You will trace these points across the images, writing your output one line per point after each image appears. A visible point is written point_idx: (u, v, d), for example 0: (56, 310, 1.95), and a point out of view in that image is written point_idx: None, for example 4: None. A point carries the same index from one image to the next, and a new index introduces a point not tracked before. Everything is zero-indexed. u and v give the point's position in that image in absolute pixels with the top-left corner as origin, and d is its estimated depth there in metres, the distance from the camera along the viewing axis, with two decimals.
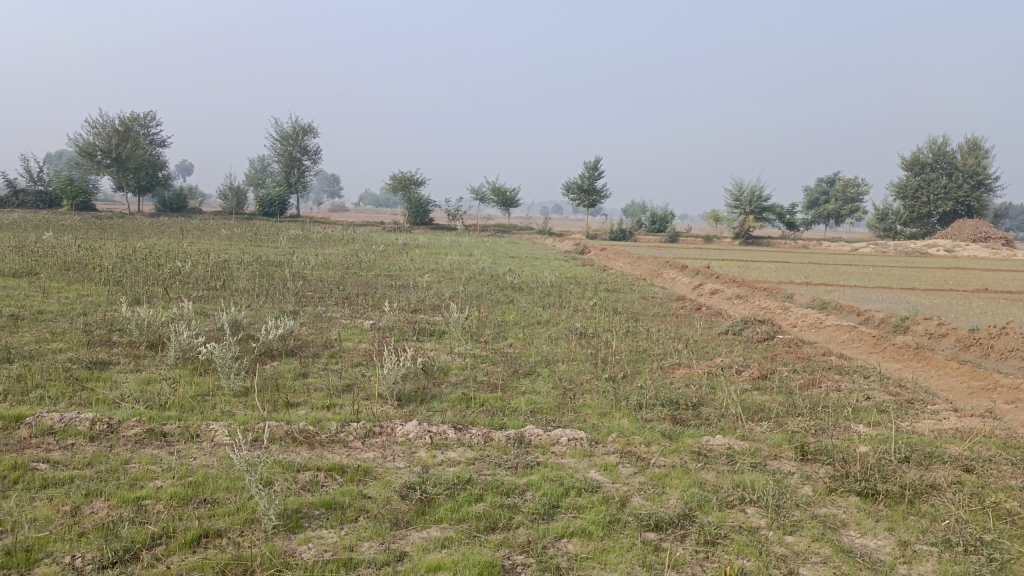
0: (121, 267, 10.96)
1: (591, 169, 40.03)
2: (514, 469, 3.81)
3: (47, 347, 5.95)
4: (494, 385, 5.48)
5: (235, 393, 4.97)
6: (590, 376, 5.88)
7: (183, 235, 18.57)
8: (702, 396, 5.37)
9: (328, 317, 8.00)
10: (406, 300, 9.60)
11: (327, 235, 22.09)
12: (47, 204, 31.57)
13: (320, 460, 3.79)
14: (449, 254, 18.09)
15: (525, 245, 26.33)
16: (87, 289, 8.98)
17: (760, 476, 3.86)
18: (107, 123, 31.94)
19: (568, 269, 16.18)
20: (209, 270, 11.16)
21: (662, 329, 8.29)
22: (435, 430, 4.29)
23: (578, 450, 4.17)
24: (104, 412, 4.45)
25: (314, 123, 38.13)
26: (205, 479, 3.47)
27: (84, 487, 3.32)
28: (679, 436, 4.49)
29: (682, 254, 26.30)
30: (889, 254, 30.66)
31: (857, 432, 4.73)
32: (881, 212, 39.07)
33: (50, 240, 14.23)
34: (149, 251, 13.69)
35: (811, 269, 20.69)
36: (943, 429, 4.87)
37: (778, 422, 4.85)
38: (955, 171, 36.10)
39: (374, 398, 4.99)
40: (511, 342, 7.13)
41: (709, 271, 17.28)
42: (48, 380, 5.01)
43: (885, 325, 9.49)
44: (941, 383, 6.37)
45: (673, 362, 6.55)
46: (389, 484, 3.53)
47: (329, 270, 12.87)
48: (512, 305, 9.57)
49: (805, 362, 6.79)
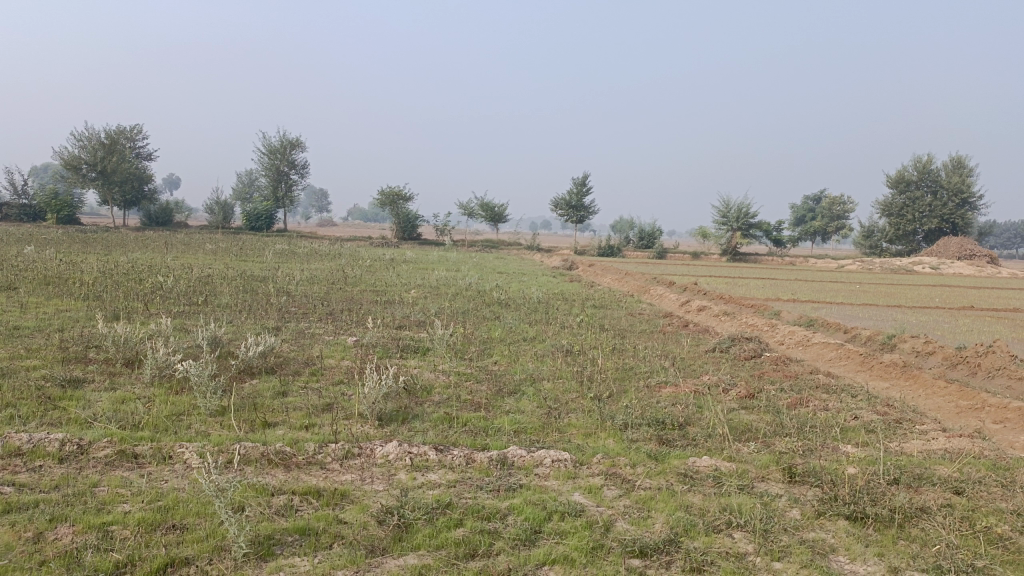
0: (102, 281, 10.80)
1: (579, 185, 40.11)
2: (496, 492, 3.71)
3: (20, 364, 5.80)
4: (478, 404, 5.38)
5: (212, 412, 4.84)
6: (576, 395, 5.79)
7: (166, 250, 18.38)
8: (689, 416, 5.30)
9: (310, 334, 7.88)
10: (391, 317, 9.50)
11: (314, 250, 21.95)
12: (31, 218, 31.23)
13: (296, 483, 3.67)
14: (436, 270, 18.01)
15: (512, 261, 26.30)
16: (66, 304, 8.83)
17: (747, 499, 3.78)
18: (92, 136, 31.70)
19: (556, 286, 16.12)
20: (191, 285, 11.01)
21: (649, 347, 8.23)
22: (415, 451, 4.19)
23: (562, 472, 4.08)
24: (75, 432, 4.32)
25: (302, 138, 38.02)
26: (176, 503, 3.35)
27: (48, 511, 3.20)
28: (665, 457, 4.40)
29: (671, 270, 26.29)
30: (876, 271, 30.84)
31: (846, 453, 4.65)
32: (867, 230, 39.28)
33: (32, 254, 14.03)
34: (132, 265, 13.51)
35: (798, 286, 20.70)
36: (932, 449, 4.81)
37: (766, 442, 4.78)
38: (939, 189, 36.42)
39: (354, 418, 4.88)
40: (496, 360, 7.04)
41: (697, 288, 17.25)
42: (19, 399, 4.87)
43: (872, 342, 9.47)
44: (929, 402, 6.33)
45: (659, 380, 6.48)
46: (367, 508, 3.42)
47: (314, 285, 12.75)
48: (498, 322, 9.48)
49: (792, 381, 6.73)
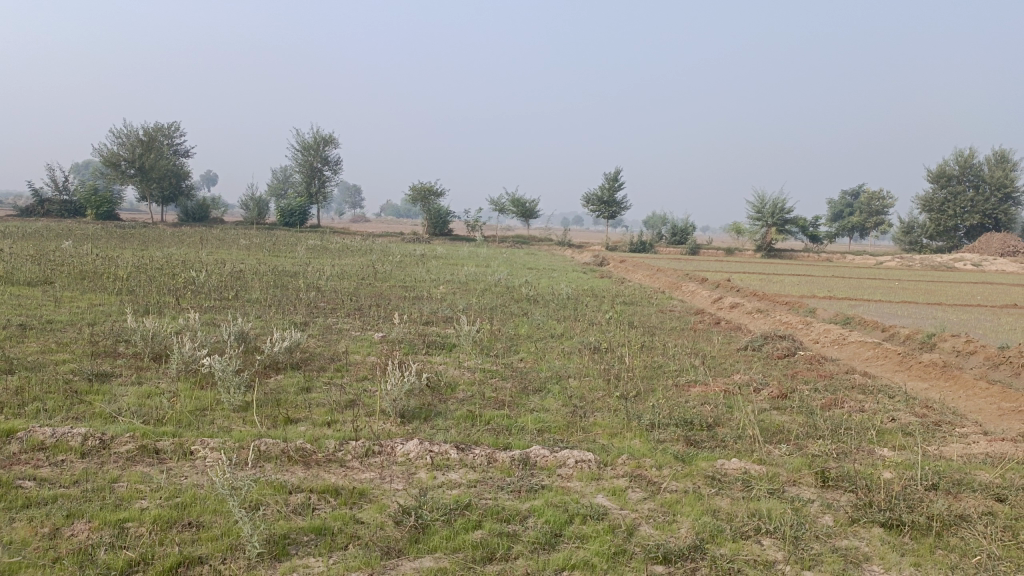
0: (136, 276, 10.94)
1: (611, 181, 39.79)
2: (517, 493, 3.63)
3: (51, 357, 5.86)
4: (502, 401, 5.30)
5: (235, 408, 4.84)
6: (602, 393, 5.68)
7: (201, 245, 18.60)
8: (718, 416, 5.16)
9: (338, 329, 7.87)
10: (418, 313, 9.46)
11: (346, 246, 22.08)
12: (72, 213, 31.83)
13: (314, 481, 3.63)
14: (465, 266, 17.97)
15: (543, 257, 26.20)
16: (99, 299, 8.95)
17: (777, 505, 3.64)
18: (131, 133, 32.24)
19: (586, 282, 15.98)
20: (223, 280, 11.10)
21: (679, 344, 8.07)
22: (436, 450, 4.12)
23: (585, 472, 3.98)
24: (98, 427, 4.32)
25: (335, 134, 38.24)
26: (193, 500, 3.32)
27: (66, 508, 3.19)
28: (692, 459, 4.28)
29: (704, 267, 25.93)
30: (915, 268, 30.21)
31: (882, 456, 4.48)
32: (906, 225, 38.40)
33: (70, 249, 14.30)
34: (167, 260, 13.68)
35: (835, 283, 20.28)
36: (973, 453, 4.62)
37: (799, 445, 4.63)
38: (982, 184, 35.52)
39: (377, 415, 4.83)
40: (523, 356, 6.97)
41: (730, 284, 16.99)
42: (47, 393, 4.91)
43: (911, 341, 9.20)
44: (969, 404, 6.10)
45: (689, 379, 6.33)
46: (385, 508, 3.36)
47: (344, 280, 12.78)
48: (527, 318, 9.40)
49: (827, 381, 6.54)
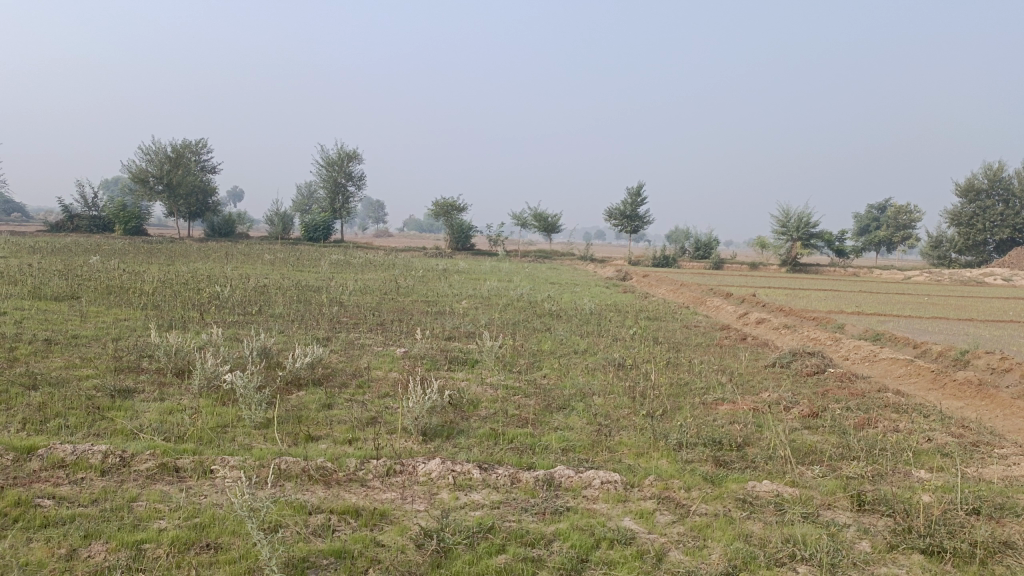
0: (161, 291, 11.01)
1: (634, 195, 39.63)
2: (542, 515, 3.53)
3: (75, 373, 5.87)
4: (526, 419, 5.21)
5: (256, 425, 4.79)
6: (627, 411, 5.57)
7: (227, 260, 18.72)
8: (748, 436, 5.02)
9: (360, 345, 7.83)
10: (440, 328, 9.40)
11: (368, 260, 22.16)
12: (101, 229, 32.26)
13: (334, 501, 3.56)
14: (488, 280, 17.92)
15: (566, 271, 26.06)
16: (125, 313, 9.00)
17: (812, 530, 3.50)
18: (159, 150, 32.73)
19: (609, 296, 15.85)
20: (247, 295, 11.13)
21: (705, 361, 7.93)
22: (459, 469, 4.04)
23: (612, 494, 3.87)
24: (119, 444, 4.30)
25: (358, 150, 38.53)
26: (212, 521, 3.27)
27: (84, 527, 3.14)
28: (722, 481, 4.15)
29: (728, 281, 25.66)
30: (945, 283, 29.69)
31: (920, 478, 4.32)
32: (934, 239, 37.80)
33: (97, 264, 14.45)
34: (191, 275, 13.78)
35: (862, 298, 19.96)
36: (1014, 476, 4.44)
37: (833, 466, 4.48)
38: (1012, 198, 34.91)
39: (398, 433, 4.76)
40: (546, 373, 6.87)
41: (755, 299, 16.78)
42: (69, 409, 4.90)
43: (944, 358, 8.97)
44: (1008, 424, 5.89)
45: (716, 397, 6.18)
46: (406, 530, 3.28)
47: (366, 295, 12.78)
48: (550, 333, 9.31)
49: (859, 400, 6.36)
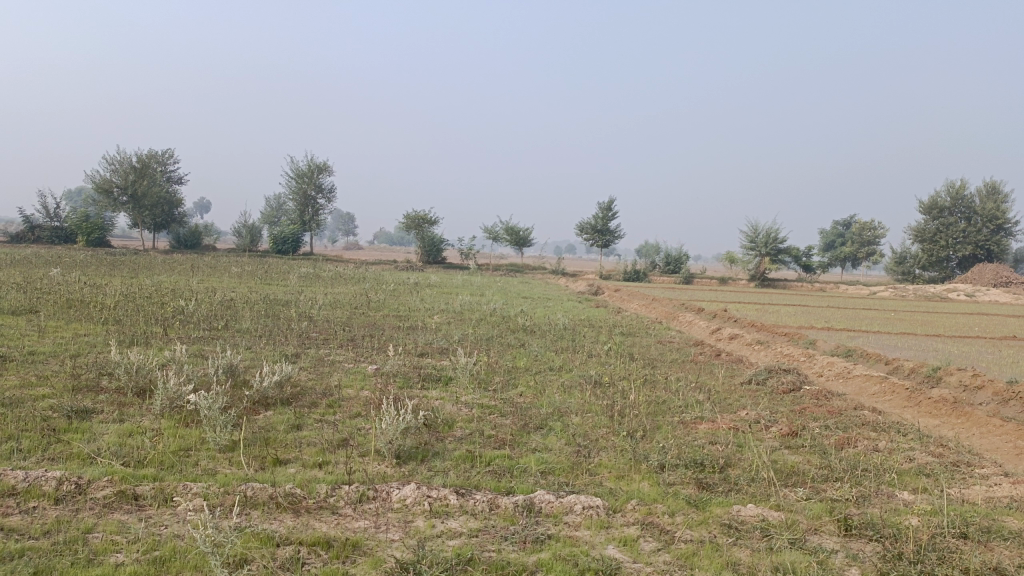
0: (123, 305, 10.68)
1: (605, 210, 39.77)
2: (522, 544, 3.39)
3: (30, 392, 5.60)
4: (502, 440, 5.06)
5: (222, 448, 4.58)
6: (606, 431, 5.45)
7: (193, 273, 18.34)
8: (729, 457, 4.93)
9: (330, 362, 7.63)
10: (412, 344, 9.21)
11: (338, 273, 21.85)
12: (62, 240, 31.54)
13: (303, 531, 3.38)
14: (460, 294, 17.75)
15: (538, 285, 25.98)
16: (84, 329, 8.68)
17: (801, 557, 3.40)
18: (124, 160, 32.08)
19: (582, 311, 15.80)
20: (213, 310, 10.84)
21: (682, 378, 7.84)
22: (435, 495, 3.88)
23: (594, 520, 3.74)
24: (75, 470, 4.06)
25: (328, 162, 38.19)
26: (173, 554, 3.07)
27: (34, 562, 2.93)
28: (706, 505, 4.04)
29: (699, 296, 25.77)
30: (909, 298, 30.22)
31: (903, 501, 4.26)
32: (899, 255, 38.42)
33: (57, 277, 14.03)
34: (156, 289, 13.43)
35: (832, 313, 20.14)
36: (997, 497, 4.39)
37: (816, 489, 4.40)
38: (973, 215, 35.69)
39: (372, 456, 4.58)
40: (522, 391, 6.74)
41: (727, 314, 16.84)
42: (23, 431, 4.65)
43: (916, 375, 9.02)
44: (985, 442, 5.88)
45: (695, 416, 6.09)
46: (380, 562, 3.11)
47: (337, 309, 12.54)
48: (524, 349, 9.17)
49: (837, 418, 6.31)
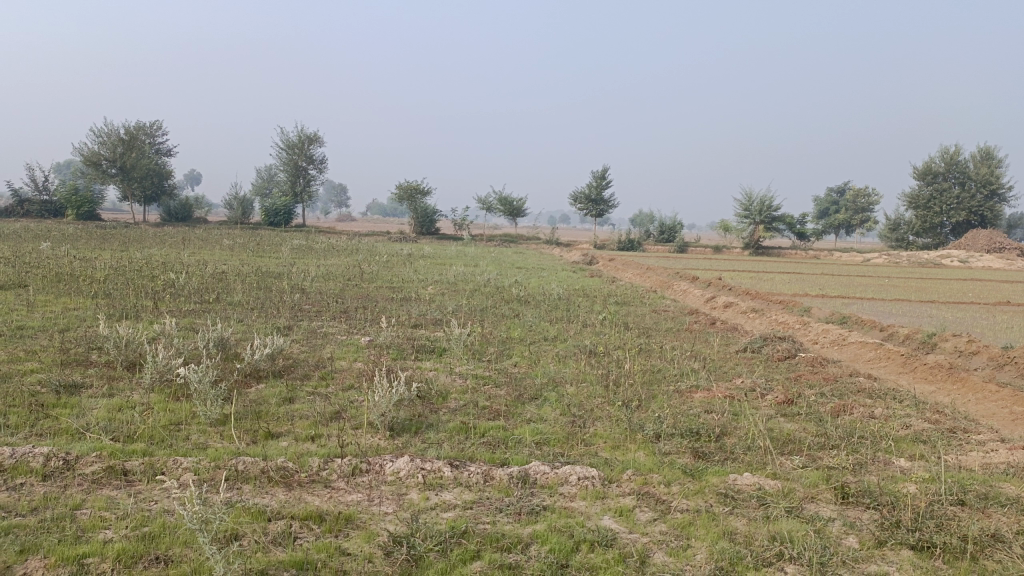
0: (113, 278, 10.56)
1: (599, 179, 39.57)
2: (517, 516, 3.35)
3: (17, 367, 5.51)
4: (496, 411, 5.02)
5: (212, 422, 4.52)
6: (601, 401, 5.40)
7: (184, 246, 18.19)
8: (725, 425, 4.90)
9: (323, 334, 7.56)
10: (406, 315, 9.14)
11: (331, 245, 21.72)
12: (52, 214, 31.21)
13: (295, 506, 3.33)
14: (454, 265, 17.65)
15: (532, 255, 25.87)
16: (73, 303, 8.58)
17: (798, 526, 3.37)
18: (112, 132, 31.67)
19: (576, 281, 15.73)
20: (205, 282, 10.73)
21: (677, 347, 7.81)
22: (429, 467, 3.83)
23: (589, 491, 3.70)
24: (63, 446, 4.00)
25: (320, 133, 37.76)
26: (163, 530, 3.02)
27: (20, 541, 2.87)
28: (702, 474, 4.02)
29: (694, 265, 25.71)
30: (903, 265, 30.23)
31: (900, 468, 4.24)
32: (893, 222, 38.38)
33: (47, 251, 13.88)
34: (146, 262, 13.30)
35: (826, 281, 20.11)
36: (994, 464, 4.37)
37: (813, 457, 4.37)
38: (968, 181, 35.62)
39: (364, 429, 4.53)
40: (516, 361, 6.69)
41: (722, 282, 16.81)
42: (10, 407, 4.58)
43: (911, 341, 9.00)
44: (980, 408, 5.87)
45: (690, 384, 6.05)
46: (373, 536, 3.07)
47: (329, 281, 12.44)
48: (518, 320, 9.12)
49: (833, 385, 6.28)
